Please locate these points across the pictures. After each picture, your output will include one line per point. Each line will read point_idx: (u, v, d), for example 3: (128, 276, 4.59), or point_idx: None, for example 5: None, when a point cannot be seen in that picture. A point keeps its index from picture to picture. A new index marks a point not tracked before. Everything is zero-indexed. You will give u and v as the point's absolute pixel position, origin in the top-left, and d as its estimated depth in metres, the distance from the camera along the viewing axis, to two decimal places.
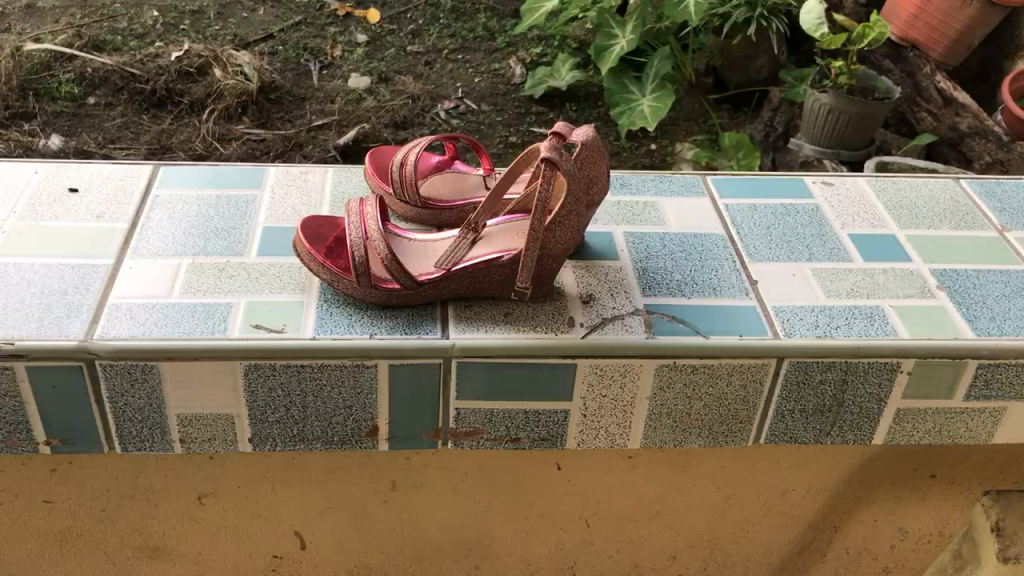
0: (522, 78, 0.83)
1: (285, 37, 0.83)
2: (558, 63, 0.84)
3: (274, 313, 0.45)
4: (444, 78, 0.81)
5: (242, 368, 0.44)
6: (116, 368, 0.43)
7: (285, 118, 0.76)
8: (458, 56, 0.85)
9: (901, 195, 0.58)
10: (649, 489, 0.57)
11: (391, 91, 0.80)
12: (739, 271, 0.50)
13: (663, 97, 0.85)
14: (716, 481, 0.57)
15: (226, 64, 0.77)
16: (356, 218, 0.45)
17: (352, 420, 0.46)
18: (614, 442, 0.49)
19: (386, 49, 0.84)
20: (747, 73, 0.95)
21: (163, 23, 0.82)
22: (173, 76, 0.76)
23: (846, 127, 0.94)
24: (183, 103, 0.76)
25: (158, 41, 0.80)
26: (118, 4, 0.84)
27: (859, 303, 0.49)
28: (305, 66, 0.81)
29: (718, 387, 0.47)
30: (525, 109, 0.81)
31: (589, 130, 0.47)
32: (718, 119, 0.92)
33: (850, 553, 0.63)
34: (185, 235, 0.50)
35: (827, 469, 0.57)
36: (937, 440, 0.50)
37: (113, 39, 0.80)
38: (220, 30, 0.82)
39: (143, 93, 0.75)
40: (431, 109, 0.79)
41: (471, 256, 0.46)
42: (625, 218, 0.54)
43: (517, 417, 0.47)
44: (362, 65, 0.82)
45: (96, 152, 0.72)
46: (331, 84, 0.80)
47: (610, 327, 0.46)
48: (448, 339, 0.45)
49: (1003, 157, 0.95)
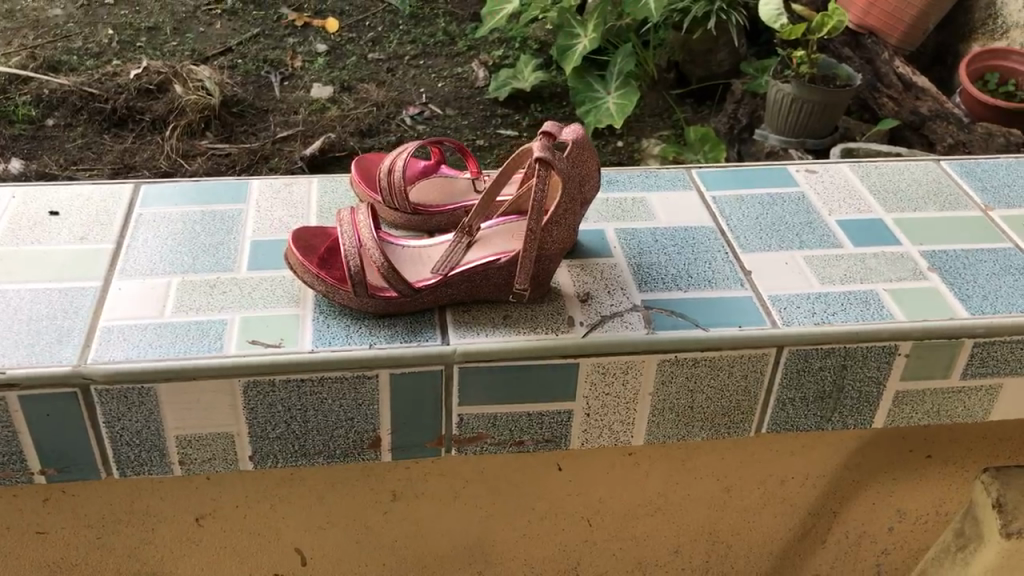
0: (485, 81, 0.84)
1: (244, 50, 0.82)
2: (521, 64, 0.83)
3: (270, 328, 0.45)
4: (407, 85, 0.81)
5: (241, 385, 0.43)
6: (112, 393, 0.42)
7: (249, 131, 0.76)
8: (421, 62, 0.85)
9: (885, 179, 0.58)
10: (649, 484, 0.57)
11: (354, 99, 0.80)
12: (733, 262, 0.51)
13: (630, 93, 0.85)
14: (715, 473, 0.57)
15: (186, 80, 0.76)
16: (350, 227, 0.45)
17: (354, 432, 0.46)
18: (618, 440, 0.48)
19: (348, 57, 0.84)
20: (709, 67, 0.97)
21: (119, 40, 0.81)
22: (133, 94, 0.75)
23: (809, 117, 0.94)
24: (145, 121, 0.74)
25: (115, 59, 0.79)
26: (72, 23, 0.83)
27: (854, 288, 0.49)
28: (266, 78, 0.80)
29: (719, 378, 0.47)
30: (491, 112, 0.81)
31: (578, 126, 0.47)
32: (683, 114, 0.93)
33: (850, 537, 0.63)
34: (173, 253, 0.49)
35: (823, 455, 0.58)
36: (936, 420, 0.51)
37: (69, 58, 0.79)
38: (178, 46, 0.81)
39: (104, 112, 0.74)
40: (396, 116, 0.79)
41: (468, 260, 0.46)
42: (616, 214, 0.54)
43: (521, 420, 0.47)
44: (325, 74, 0.82)
45: (59, 174, 0.71)
46: (293, 95, 0.79)
47: (611, 325, 0.46)
48: (449, 344, 0.44)
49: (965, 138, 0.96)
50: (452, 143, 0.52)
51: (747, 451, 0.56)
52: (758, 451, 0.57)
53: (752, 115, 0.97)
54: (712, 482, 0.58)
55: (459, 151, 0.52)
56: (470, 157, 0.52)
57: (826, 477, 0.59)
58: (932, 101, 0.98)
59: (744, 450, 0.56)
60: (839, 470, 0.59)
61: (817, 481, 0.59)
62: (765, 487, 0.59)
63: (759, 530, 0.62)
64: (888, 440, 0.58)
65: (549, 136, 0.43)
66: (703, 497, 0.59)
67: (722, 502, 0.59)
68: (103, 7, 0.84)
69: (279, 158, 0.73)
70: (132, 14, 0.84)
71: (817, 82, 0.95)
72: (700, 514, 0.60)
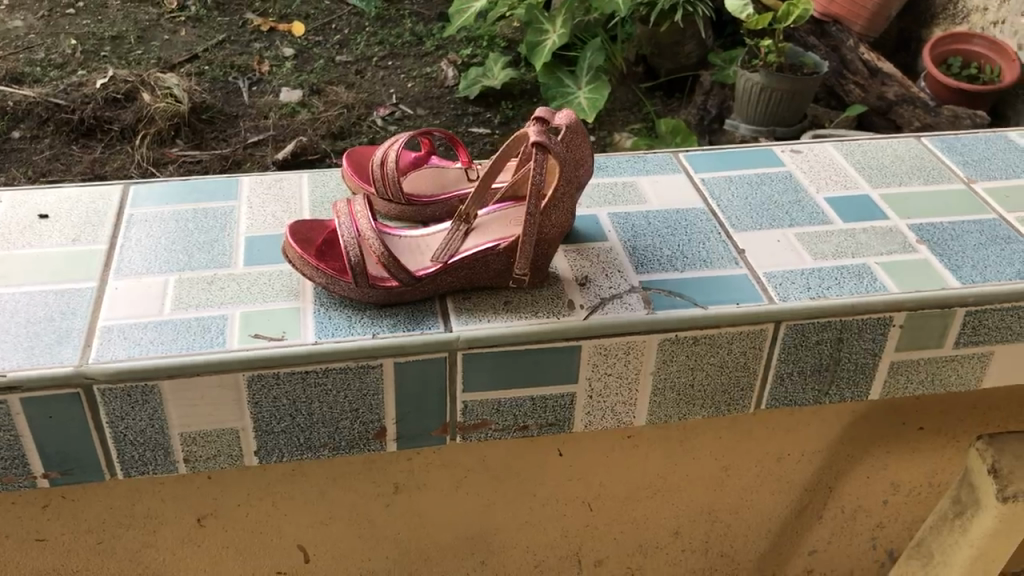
0: (455, 81, 0.84)
1: (211, 57, 0.84)
2: (490, 63, 0.84)
3: (271, 321, 0.45)
4: (376, 87, 0.82)
5: (245, 380, 0.43)
6: (115, 392, 0.42)
7: (219, 137, 0.76)
8: (388, 62, 0.85)
9: (868, 156, 0.59)
10: (649, 466, 0.58)
11: (324, 102, 0.80)
12: (726, 242, 0.51)
13: (601, 86, 0.87)
14: (713, 453, 0.58)
15: (154, 88, 0.77)
16: (348, 218, 0.45)
17: (359, 423, 0.46)
18: (621, 421, 0.49)
19: (315, 61, 0.85)
20: (677, 59, 0.97)
21: (83, 51, 0.82)
22: (100, 104, 0.75)
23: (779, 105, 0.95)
24: (113, 130, 0.75)
25: (80, 69, 0.79)
26: (33, 35, 0.83)
27: (846, 263, 0.50)
28: (234, 83, 0.82)
29: (719, 356, 0.47)
30: (460, 110, 0.82)
31: (571, 113, 0.47)
32: (652, 107, 0.94)
33: (846, 511, 0.64)
34: (167, 251, 0.49)
35: (818, 431, 0.59)
36: (930, 390, 0.51)
37: (33, 69, 0.79)
38: (143, 54, 0.82)
39: (71, 123, 0.74)
40: (367, 118, 0.79)
41: (466, 247, 0.46)
42: (607, 199, 0.55)
43: (524, 405, 0.47)
44: (293, 78, 0.83)
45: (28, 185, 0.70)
46: (262, 100, 0.80)
47: (611, 307, 0.46)
48: (452, 331, 0.44)
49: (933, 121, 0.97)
50: (443, 133, 0.52)
51: (743, 429, 0.57)
52: (754, 429, 0.57)
53: (722, 107, 0.98)
54: (711, 462, 0.58)
55: (450, 141, 0.52)
56: (462, 147, 0.52)
57: (822, 452, 0.60)
58: (898, 86, 0.99)
59: (740, 430, 0.57)
60: (833, 446, 0.60)
61: (812, 457, 0.60)
62: (760, 467, 0.60)
63: (758, 508, 0.62)
64: (880, 413, 0.59)
65: (548, 120, 0.43)
66: (701, 478, 0.59)
67: (720, 481, 0.60)
68: (66, 18, 0.85)
69: (252, 162, 0.74)
70: (95, 24, 0.85)
71: (784, 70, 0.96)
72: (699, 495, 0.60)
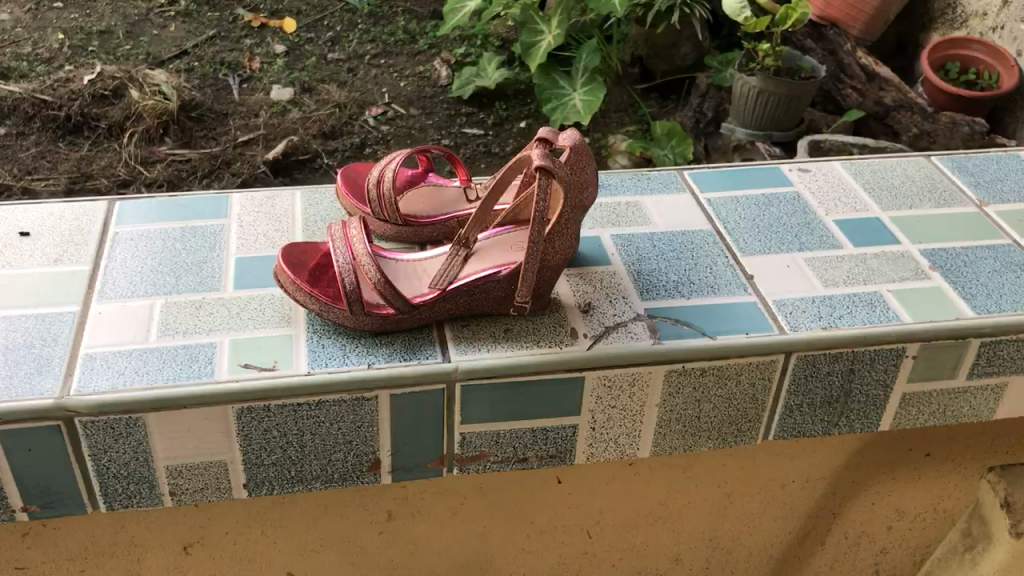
0: (449, 79, 0.84)
1: (200, 53, 0.83)
2: (484, 62, 0.84)
3: (261, 350, 0.43)
4: (369, 85, 0.81)
5: (234, 413, 0.41)
6: (98, 425, 0.40)
7: (209, 136, 0.75)
8: (382, 61, 0.85)
9: (878, 176, 0.58)
10: (650, 492, 0.56)
11: (316, 101, 0.79)
12: (734, 267, 0.49)
13: (596, 88, 0.86)
14: (716, 479, 0.56)
15: (142, 85, 0.76)
16: (342, 242, 0.43)
17: (353, 455, 0.44)
18: (624, 453, 0.47)
19: (307, 58, 0.84)
20: (671, 62, 0.97)
21: (71, 45, 0.80)
22: (88, 100, 0.75)
23: (777, 110, 0.93)
24: (100, 128, 0.74)
25: (67, 65, 0.78)
26: (21, 29, 0.82)
27: (858, 290, 0.48)
28: (224, 81, 0.80)
29: (726, 387, 0.45)
30: (454, 110, 0.81)
31: (576, 133, 0.45)
32: (649, 109, 0.94)
33: (849, 537, 0.62)
34: (154, 273, 0.47)
35: (825, 458, 0.57)
36: (942, 421, 0.50)
37: (19, 65, 0.78)
38: (131, 49, 0.82)
39: (58, 120, 0.74)
40: (359, 117, 0.78)
41: (466, 273, 0.44)
42: (610, 219, 0.53)
43: (525, 436, 0.45)
44: (284, 76, 0.82)
45: (14, 185, 0.69)
46: (253, 97, 0.79)
47: (616, 336, 0.44)
48: (451, 362, 0.43)
49: (930, 128, 0.95)
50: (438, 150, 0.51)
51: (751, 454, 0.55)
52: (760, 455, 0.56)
53: (717, 109, 0.98)
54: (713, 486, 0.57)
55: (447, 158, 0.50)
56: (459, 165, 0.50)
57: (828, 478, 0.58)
58: (896, 91, 0.97)
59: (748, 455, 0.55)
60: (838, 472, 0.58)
61: (817, 485, 0.58)
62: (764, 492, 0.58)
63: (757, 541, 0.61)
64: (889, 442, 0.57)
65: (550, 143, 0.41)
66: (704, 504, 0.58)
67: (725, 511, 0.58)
68: (54, 11, 0.85)
69: (242, 161, 0.73)
70: (83, 18, 0.84)
71: (780, 74, 0.95)
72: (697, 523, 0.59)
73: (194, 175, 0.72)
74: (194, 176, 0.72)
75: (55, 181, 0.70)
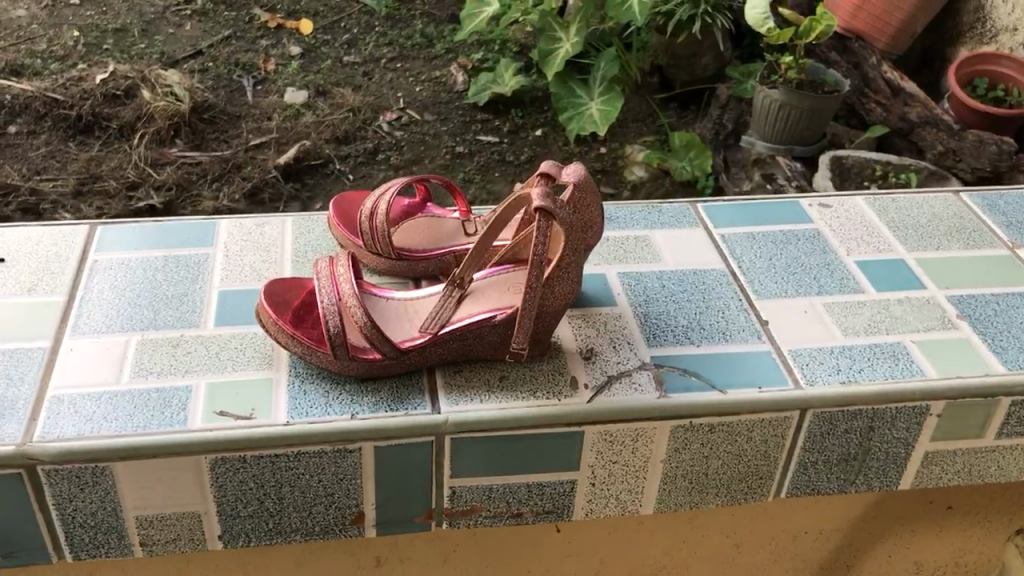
0: (465, 86, 0.78)
1: (215, 53, 0.77)
2: (500, 68, 0.77)
3: (239, 395, 0.40)
4: (383, 89, 0.75)
5: (207, 463, 0.38)
6: (62, 473, 0.38)
7: (220, 138, 0.70)
8: (398, 65, 0.79)
9: (903, 213, 0.54)
10: (653, 541, 0.53)
11: (330, 104, 0.74)
12: (748, 313, 0.46)
13: (615, 98, 0.79)
14: (723, 529, 0.53)
15: (154, 85, 0.71)
16: (327, 281, 0.40)
17: (335, 508, 0.41)
18: (626, 510, 0.44)
19: (321, 61, 0.77)
20: (694, 72, 0.88)
21: (85, 43, 0.75)
22: (99, 100, 0.69)
23: (798, 123, 0.86)
24: (110, 129, 0.69)
25: (80, 63, 0.73)
26: (36, 25, 0.77)
27: (880, 341, 0.45)
28: (238, 83, 0.75)
29: (737, 444, 0.42)
30: (469, 117, 0.76)
31: (580, 167, 0.42)
32: (667, 119, 0.85)
33: None
34: (132, 306, 0.44)
35: (839, 512, 0.54)
36: (968, 481, 0.47)
37: (32, 61, 0.73)
38: (146, 48, 0.76)
39: (68, 119, 0.69)
40: (373, 122, 0.73)
41: (460, 316, 0.42)
42: (616, 255, 0.50)
43: (519, 491, 0.42)
44: (298, 79, 0.75)
45: (21, 186, 0.65)
46: (266, 99, 0.73)
47: (618, 387, 0.41)
48: (441, 413, 0.40)
49: (955, 145, 0.88)
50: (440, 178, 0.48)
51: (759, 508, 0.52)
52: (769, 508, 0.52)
53: (737, 122, 0.90)
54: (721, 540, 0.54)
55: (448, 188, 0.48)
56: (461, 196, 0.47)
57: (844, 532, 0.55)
58: (922, 106, 0.90)
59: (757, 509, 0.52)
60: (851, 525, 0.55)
61: (830, 537, 0.55)
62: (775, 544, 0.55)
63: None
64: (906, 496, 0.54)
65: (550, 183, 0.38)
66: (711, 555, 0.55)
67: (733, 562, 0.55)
68: (70, 8, 0.79)
69: (253, 166, 0.68)
70: (99, 16, 0.78)
71: (803, 87, 0.88)
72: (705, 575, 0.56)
73: (204, 179, 0.68)
74: (203, 180, 0.68)
75: (62, 181, 0.65)
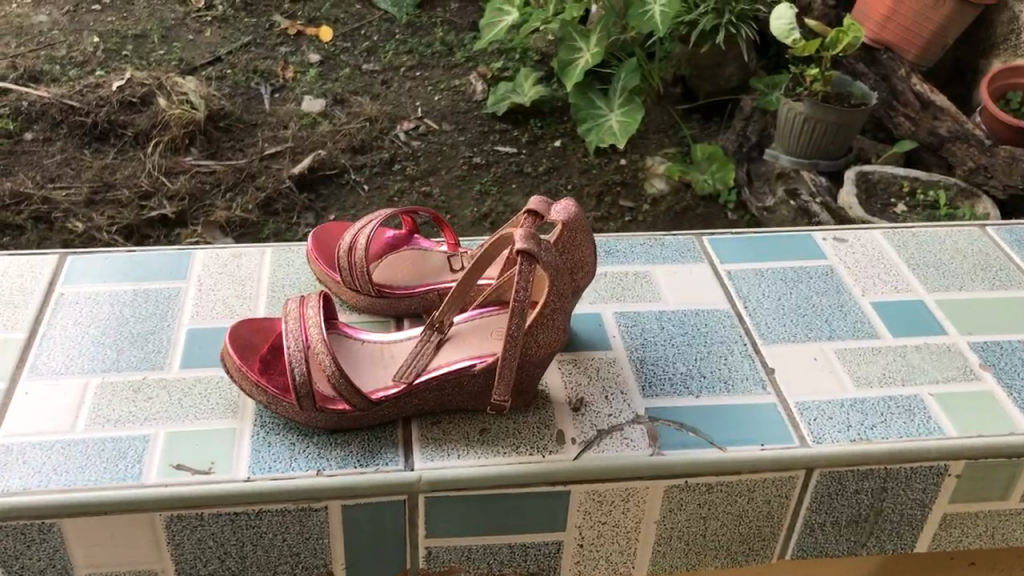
0: (484, 96, 0.82)
1: (234, 60, 0.84)
2: (520, 78, 0.79)
3: (198, 449, 0.37)
4: (403, 99, 0.80)
5: (161, 520, 0.36)
6: (6, 530, 0.35)
7: (236, 146, 0.75)
8: (418, 74, 0.84)
9: (924, 249, 0.51)
10: None
11: (348, 114, 0.78)
12: (753, 360, 0.43)
13: (633, 110, 0.78)
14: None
15: (170, 92, 0.77)
16: (296, 324, 0.37)
17: (302, 567, 0.38)
18: (617, 571, 0.41)
19: (340, 68, 0.84)
20: (717, 83, 0.87)
21: (104, 49, 0.83)
22: (115, 107, 0.76)
23: (823, 137, 0.82)
24: (126, 136, 0.74)
25: (98, 69, 0.80)
26: (57, 32, 0.85)
27: (894, 394, 0.42)
28: (256, 90, 0.81)
29: (738, 504, 0.39)
30: (489, 127, 0.79)
31: (571, 203, 0.40)
32: (690, 130, 0.85)
33: None
34: (96, 345, 0.42)
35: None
36: (990, 543, 0.43)
37: (52, 68, 0.80)
38: (164, 55, 0.83)
39: (85, 126, 0.74)
40: (391, 131, 0.77)
41: (438, 363, 0.39)
42: (615, 292, 0.47)
43: (502, 552, 0.39)
44: (317, 88, 0.81)
45: (35, 191, 0.69)
46: (284, 108, 0.79)
47: (608, 444, 0.38)
48: (414, 470, 0.37)
49: (987, 162, 0.81)
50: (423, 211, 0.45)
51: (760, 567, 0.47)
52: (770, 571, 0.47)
53: (761, 134, 0.86)
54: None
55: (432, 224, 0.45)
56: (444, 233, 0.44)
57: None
58: (953, 120, 0.84)
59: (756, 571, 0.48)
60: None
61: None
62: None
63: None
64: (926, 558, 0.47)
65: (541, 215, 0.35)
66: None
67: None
68: (90, 13, 0.88)
69: (268, 175, 0.72)
70: (118, 20, 0.88)
71: (830, 99, 0.84)
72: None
73: (219, 187, 0.71)
74: (218, 190, 0.71)
75: (76, 187, 0.70)
